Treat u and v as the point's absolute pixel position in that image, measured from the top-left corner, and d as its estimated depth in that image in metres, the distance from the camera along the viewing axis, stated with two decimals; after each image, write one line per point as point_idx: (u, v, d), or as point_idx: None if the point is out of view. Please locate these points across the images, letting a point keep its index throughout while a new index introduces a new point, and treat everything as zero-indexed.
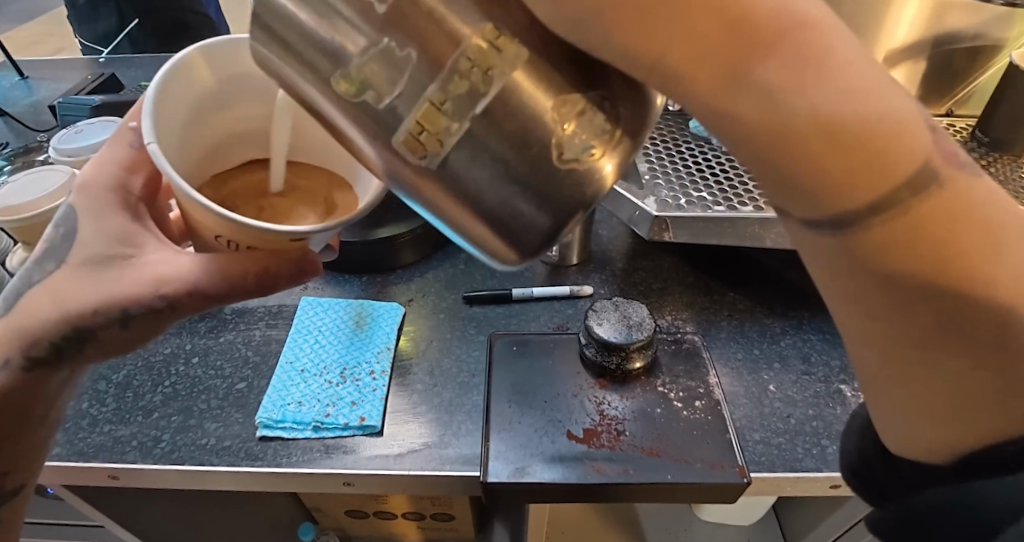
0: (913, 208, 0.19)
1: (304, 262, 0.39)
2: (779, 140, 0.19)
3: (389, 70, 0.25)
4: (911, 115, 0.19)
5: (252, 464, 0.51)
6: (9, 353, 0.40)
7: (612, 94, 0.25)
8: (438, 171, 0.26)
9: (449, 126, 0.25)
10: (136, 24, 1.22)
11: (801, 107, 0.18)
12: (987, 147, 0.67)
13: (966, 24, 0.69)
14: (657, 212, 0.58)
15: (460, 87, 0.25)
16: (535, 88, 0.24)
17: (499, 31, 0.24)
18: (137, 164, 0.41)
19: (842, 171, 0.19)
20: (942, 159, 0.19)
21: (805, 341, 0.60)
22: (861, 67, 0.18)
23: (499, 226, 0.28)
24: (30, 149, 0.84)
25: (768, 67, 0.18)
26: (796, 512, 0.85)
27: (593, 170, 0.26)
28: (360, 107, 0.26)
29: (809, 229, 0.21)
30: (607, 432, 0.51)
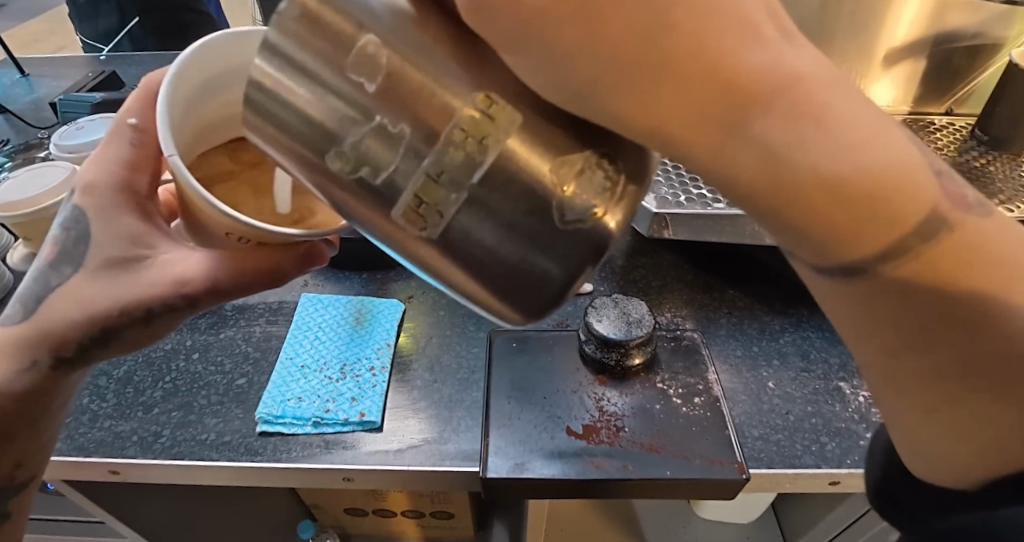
0: (923, 253, 0.20)
1: (311, 251, 0.40)
2: (784, 198, 0.19)
3: (383, 145, 0.24)
4: (913, 161, 0.19)
5: (251, 459, 0.51)
6: (36, 353, 0.40)
7: (612, 151, 0.25)
8: (442, 241, 0.26)
9: (447, 196, 0.25)
10: (136, 22, 1.22)
11: (802, 163, 0.18)
12: (987, 146, 0.67)
13: (967, 22, 0.69)
14: (657, 209, 0.58)
15: (455, 157, 0.24)
16: (531, 154, 0.24)
17: (491, 99, 0.23)
18: (139, 164, 0.41)
19: (848, 221, 0.19)
20: (950, 205, 0.20)
21: (804, 339, 0.60)
22: (859, 122, 0.18)
23: (508, 289, 0.26)
24: (31, 145, 0.84)
25: (768, 125, 0.18)
26: (795, 510, 0.85)
27: (598, 228, 0.25)
28: (355, 182, 0.25)
29: (819, 274, 0.22)
30: (606, 429, 0.52)
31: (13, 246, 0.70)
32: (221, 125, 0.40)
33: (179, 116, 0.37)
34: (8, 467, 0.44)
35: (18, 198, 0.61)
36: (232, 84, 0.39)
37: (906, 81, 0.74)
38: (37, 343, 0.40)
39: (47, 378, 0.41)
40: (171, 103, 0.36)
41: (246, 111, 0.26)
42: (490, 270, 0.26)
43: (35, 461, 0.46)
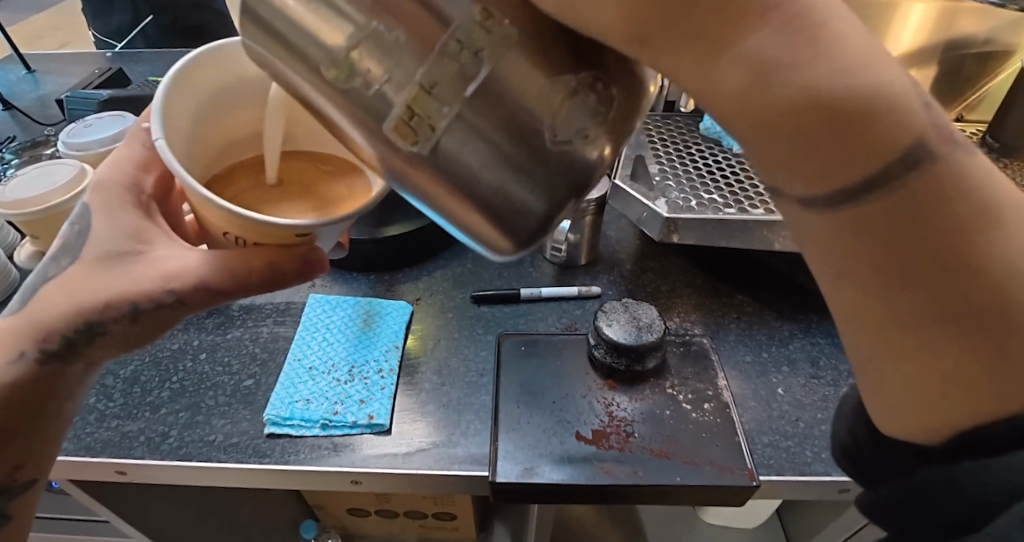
0: (906, 186, 0.19)
1: (309, 258, 0.38)
2: (769, 114, 0.19)
3: (379, 55, 0.24)
4: (906, 89, 0.19)
5: (260, 462, 0.50)
6: (24, 345, 0.40)
7: (603, 75, 0.25)
8: (431, 157, 0.25)
9: (439, 110, 0.24)
10: (151, 20, 1.22)
11: (795, 81, 0.18)
12: (998, 153, 0.67)
13: (977, 29, 0.69)
14: (668, 214, 0.58)
15: (448, 70, 0.24)
16: (525, 74, 0.24)
17: (488, 13, 0.23)
18: (149, 164, 0.42)
19: (835, 140, 0.19)
20: (937, 136, 0.19)
21: (813, 345, 0.59)
22: (852, 39, 0.18)
23: (492, 214, 0.27)
24: (38, 142, 0.84)
25: (756, 39, 0.19)
26: (797, 516, 0.85)
27: (583, 152, 0.26)
28: (346, 94, 0.25)
29: (804, 208, 0.21)
30: (615, 434, 0.51)
31: (19, 245, 0.70)
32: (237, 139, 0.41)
33: (182, 93, 0.36)
34: (7, 468, 0.43)
35: (26, 196, 0.60)
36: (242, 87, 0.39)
37: None
38: (26, 335, 0.40)
39: (35, 374, 0.40)
40: (178, 79, 0.35)
41: (243, 23, 0.26)
42: (479, 194, 0.26)
43: (47, 459, 0.45)
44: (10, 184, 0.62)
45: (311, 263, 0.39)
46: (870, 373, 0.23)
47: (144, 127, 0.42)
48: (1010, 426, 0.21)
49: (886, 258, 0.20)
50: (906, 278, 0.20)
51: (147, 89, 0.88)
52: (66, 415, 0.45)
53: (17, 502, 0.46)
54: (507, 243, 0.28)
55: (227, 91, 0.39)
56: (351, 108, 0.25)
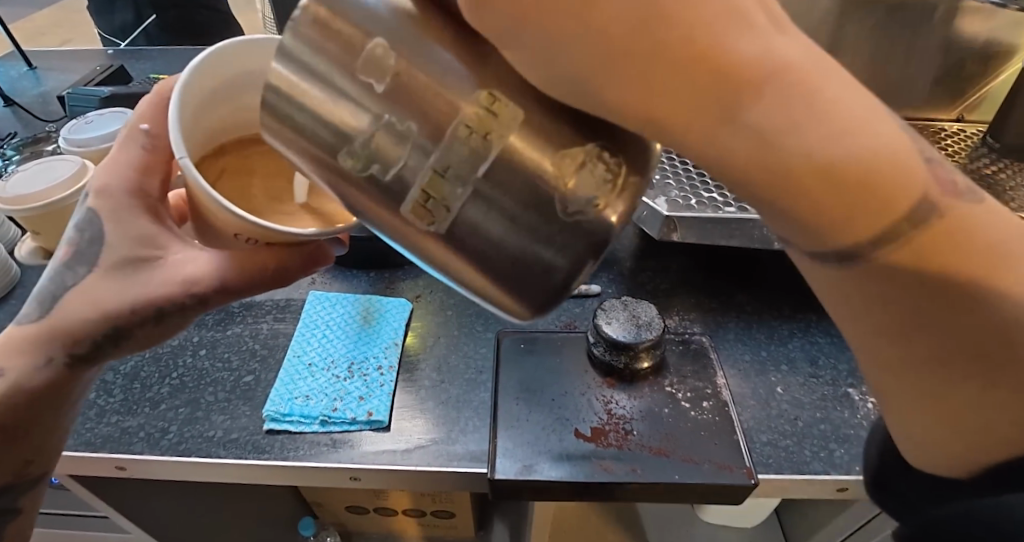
0: (914, 240, 0.18)
1: (315, 253, 0.39)
2: (776, 186, 0.18)
3: (392, 140, 0.24)
4: (905, 147, 0.18)
5: (258, 457, 0.51)
6: (51, 351, 0.40)
7: (614, 144, 0.24)
8: (447, 236, 0.25)
9: (453, 191, 0.24)
10: (153, 19, 1.22)
11: (797, 151, 0.17)
12: (999, 154, 0.66)
13: (977, 29, 0.69)
14: (668, 212, 0.58)
15: (460, 152, 0.24)
16: (531, 148, 0.23)
17: (494, 96, 0.23)
18: (150, 168, 0.41)
19: (840, 205, 0.18)
20: (940, 190, 0.19)
21: (812, 344, 0.59)
22: (850, 102, 0.17)
23: (505, 278, 0.26)
24: (39, 138, 0.84)
25: (759, 110, 0.17)
26: (796, 515, 0.86)
27: (600, 221, 0.25)
28: (366, 181, 0.25)
29: (816, 262, 0.20)
30: (614, 431, 0.51)
31: (20, 241, 0.70)
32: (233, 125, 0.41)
33: (193, 97, 0.36)
34: (19, 464, 0.44)
35: (27, 192, 0.60)
36: (242, 83, 0.39)
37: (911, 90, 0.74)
38: (49, 339, 0.40)
39: (62, 376, 0.41)
40: (189, 90, 0.36)
41: (264, 116, 0.26)
42: (492, 260, 0.25)
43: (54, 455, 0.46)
44: (12, 179, 0.63)
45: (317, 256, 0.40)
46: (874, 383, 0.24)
47: (143, 131, 0.40)
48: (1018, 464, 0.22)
49: (894, 283, 0.20)
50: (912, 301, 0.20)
51: (149, 85, 0.89)
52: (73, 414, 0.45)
53: (25, 496, 0.46)
54: (520, 305, 0.27)
55: (223, 89, 0.38)
56: (371, 195, 0.25)
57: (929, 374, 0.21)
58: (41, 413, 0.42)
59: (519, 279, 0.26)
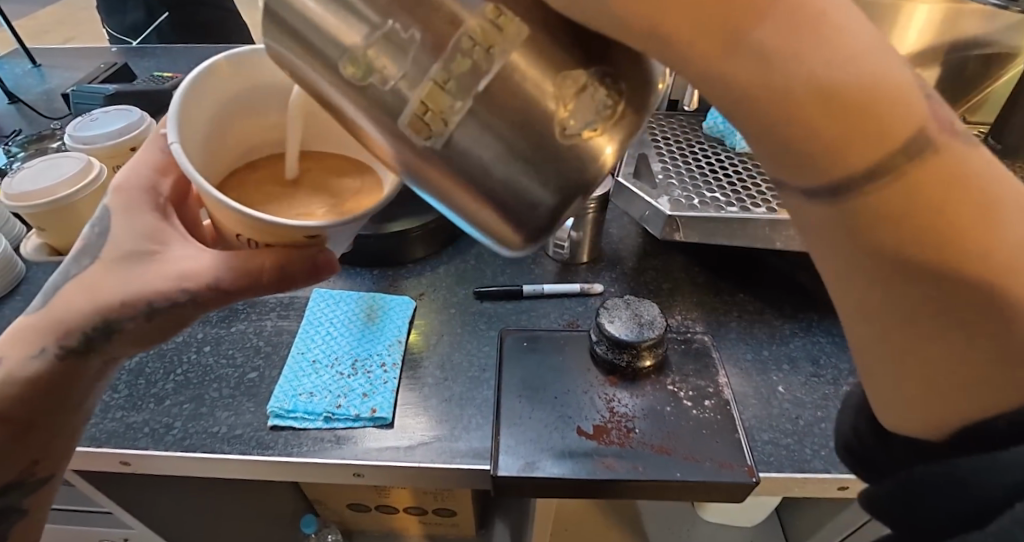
0: (908, 172, 0.19)
1: (319, 260, 0.38)
2: (775, 105, 0.19)
3: (392, 52, 0.25)
4: (906, 84, 0.19)
5: (262, 453, 0.51)
6: (45, 342, 0.40)
7: (613, 70, 0.25)
8: (443, 152, 0.26)
9: (452, 105, 0.25)
10: (164, 16, 1.22)
11: (799, 72, 0.18)
12: (1000, 155, 0.67)
13: (979, 30, 0.69)
14: (670, 211, 0.59)
15: (461, 67, 0.24)
16: (535, 72, 0.24)
17: (500, 11, 0.24)
18: (166, 168, 0.42)
19: (838, 130, 0.19)
20: (937, 126, 0.20)
21: (814, 343, 0.60)
22: (856, 31, 0.18)
23: (502, 207, 0.27)
24: (44, 136, 0.84)
25: (765, 30, 0.18)
26: (796, 515, 0.86)
27: (592, 148, 0.26)
28: (364, 91, 0.26)
29: (806, 199, 0.21)
30: (617, 429, 0.52)
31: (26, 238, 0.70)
32: (253, 147, 0.42)
33: (214, 87, 0.38)
34: (25, 462, 0.44)
35: (32, 189, 0.61)
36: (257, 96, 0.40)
37: None
38: (44, 332, 0.40)
39: (56, 368, 0.41)
40: (200, 81, 0.37)
41: (265, 24, 0.27)
42: (490, 187, 0.26)
43: (65, 450, 0.45)
44: (17, 176, 0.63)
45: (321, 266, 0.38)
46: (870, 368, 0.24)
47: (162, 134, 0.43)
48: (1006, 422, 0.22)
49: (884, 262, 0.20)
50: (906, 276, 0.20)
51: (154, 84, 0.89)
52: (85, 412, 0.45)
53: (30, 497, 0.46)
54: (517, 237, 0.28)
55: (245, 94, 0.40)
56: (368, 106, 0.26)
57: (928, 352, 0.22)
58: (40, 413, 0.42)
59: (513, 213, 0.27)
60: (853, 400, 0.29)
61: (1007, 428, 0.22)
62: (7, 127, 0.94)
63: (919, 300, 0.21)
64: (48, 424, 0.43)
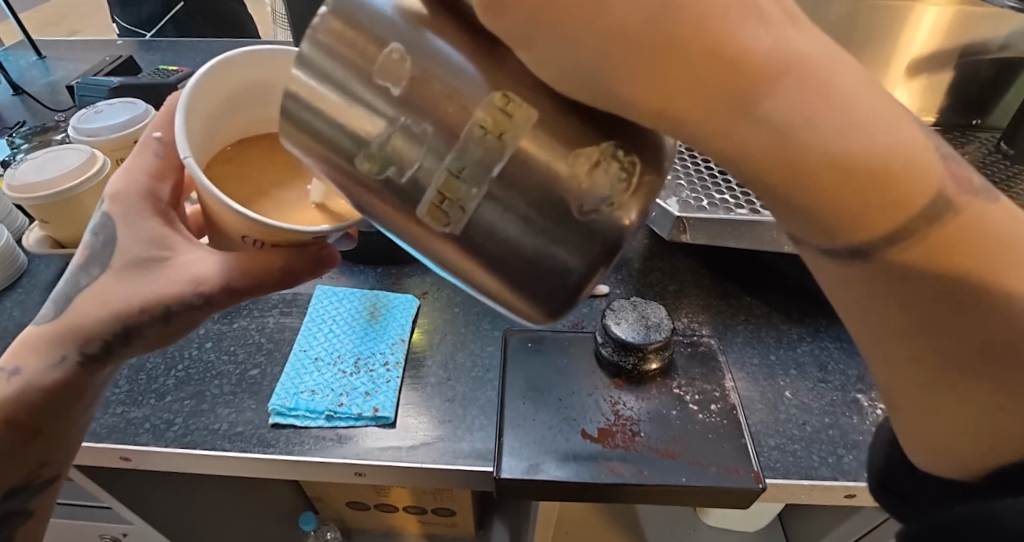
0: (930, 235, 0.19)
1: (321, 254, 0.39)
2: (793, 183, 0.19)
3: (408, 143, 0.24)
4: (917, 144, 0.19)
5: (263, 451, 0.50)
6: (66, 349, 0.39)
7: (628, 144, 0.24)
8: (463, 238, 0.25)
9: (468, 192, 0.25)
10: (177, 7, 1.22)
11: (814, 149, 0.18)
12: (1012, 160, 0.66)
13: (994, 33, 0.68)
14: (679, 213, 0.58)
15: (475, 153, 0.24)
16: (547, 154, 0.24)
17: (508, 97, 0.23)
18: (162, 172, 0.42)
19: (855, 200, 0.19)
20: (956, 188, 0.20)
21: (822, 349, 0.59)
22: (866, 98, 0.18)
23: (520, 279, 0.26)
24: (47, 129, 0.84)
25: (776, 104, 0.18)
26: (801, 521, 0.85)
27: (610, 227, 0.25)
28: (384, 184, 0.25)
29: (827, 258, 0.21)
30: (621, 433, 0.51)
31: (27, 229, 0.70)
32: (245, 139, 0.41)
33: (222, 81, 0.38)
34: (32, 467, 0.42)
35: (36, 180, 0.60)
36: (261, 92, 0.40)
37: (925, 95, 0.74)
38: (67, 339, 0.39)
39: (72, 376, 0.40)
40: (196, 94, 0.36)
41: (282, 122, 0.27)
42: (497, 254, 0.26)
43: (67, 455, 0.44)
44: (20, 167, 0.61)
45: (323, 259, 0.39)
46: (886, 391, 0.25)
47: (156, 139, 0.42)
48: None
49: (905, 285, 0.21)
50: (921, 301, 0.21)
51: (159, 77, 0.88)
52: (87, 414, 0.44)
53: (37, 499, 0.45)
54: (535, 309, 0.27)
55: (245, 95, 0.39)
56: (388, 196, 0.26)
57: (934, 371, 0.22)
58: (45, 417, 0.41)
59: (546, 291, 0.26)
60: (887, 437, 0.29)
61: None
62: (11, 118, 0.94)
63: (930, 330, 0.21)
64: (53, 430, 0.41)
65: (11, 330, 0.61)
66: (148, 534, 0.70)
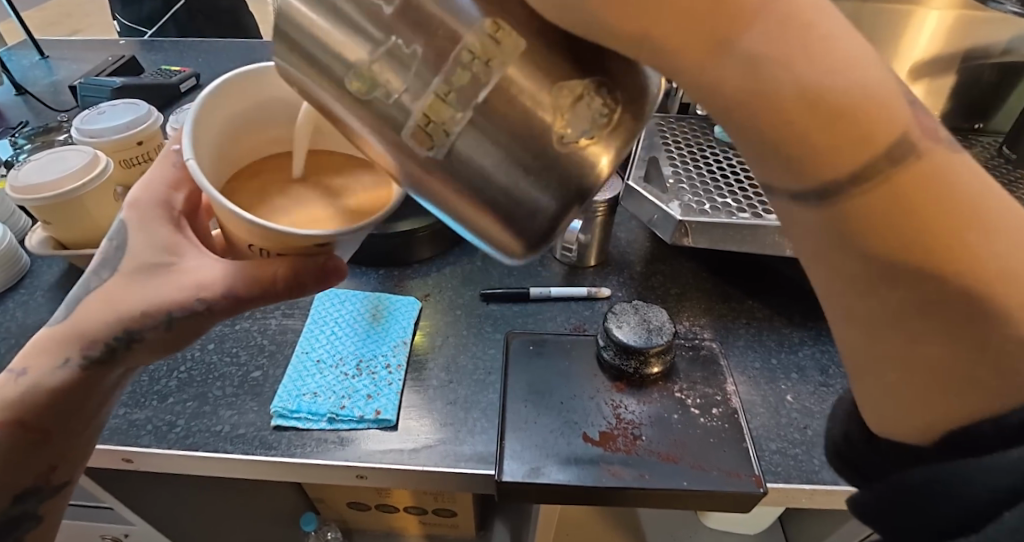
0: (891, 177, 0.20)
1: (327, 265, 0.38)
2: (766, 110, 0.20)
3: (395, 67, 0.25)
4: (887, 85, 0.20)
5: (265, 453, 0.50)
6: (69, 352, 0.39)
7: (609, 79, 0.25)
8: (445, 162, 0.26)
9: (453, 116, 0.25)
10: (179, 6, 1.21)
11: (787, 78, 0.19)
12: (1014, 165, 0.66)
13: (995, 38, 0.68)
14: (680, 217, 0.58)
15: (462, 79, 0.24)
16: (532, 83, 0.24)
17: (499, 26, 0.24)
18: (178, 182, 0.42)
19: (824, 137, 0.20)
20: (920, 133, 0.20)
21: (823, 353, 0.59)
22: (842, 38, 0.19)
23: (500, 213, 0.27)
24: (50, 129, 0.84)
25: (753, 37, 0.19)
26: (801, 524, 0.85)
27: (588, 157, 0.26)
28: (369, 104, 0.26)
29: (795, 203, 0.22)
30: (623, 436, 0.51)
31: (30, 230, 0.70)
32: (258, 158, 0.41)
33: (252, 87, 0.39)
34: (42, 469, 0.42)
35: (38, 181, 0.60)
36: (274, 109, 0.40)
37: (925, 99, 0.74)
38: (68, 341, 0.39)
39: (80, 377, 0.40)
40: (230, 86, 0.38)
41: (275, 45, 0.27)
42: (490, 195, 0.27)
43: (79, 457, 0.44)
44: (23, 168, 0.61)
45: (329, 271, 0.38)
46: (864, 372, 0.25)
47: (174, 151, 0.42)
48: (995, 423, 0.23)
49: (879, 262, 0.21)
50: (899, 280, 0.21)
51: (161, 79, 0.89)
52: (99, 416, 0.44)
53: (47, 503, 0.44)
54: (516, 244, 0.28)
55: (260, 110, 0.40)
56: (372, 122, 0.26)
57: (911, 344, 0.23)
58: (52, 419, 0.40)
59: (520, 217, 0.27)
60: (846, 402, 0.30)
61: (993, 434, 0.23)
62: (14, 119, 0.94)
63: (902, 301, 0.22)
64: (65, 431, 0.41)
65: (14, 330, 0.62)
66: (148, 534, 0.70)
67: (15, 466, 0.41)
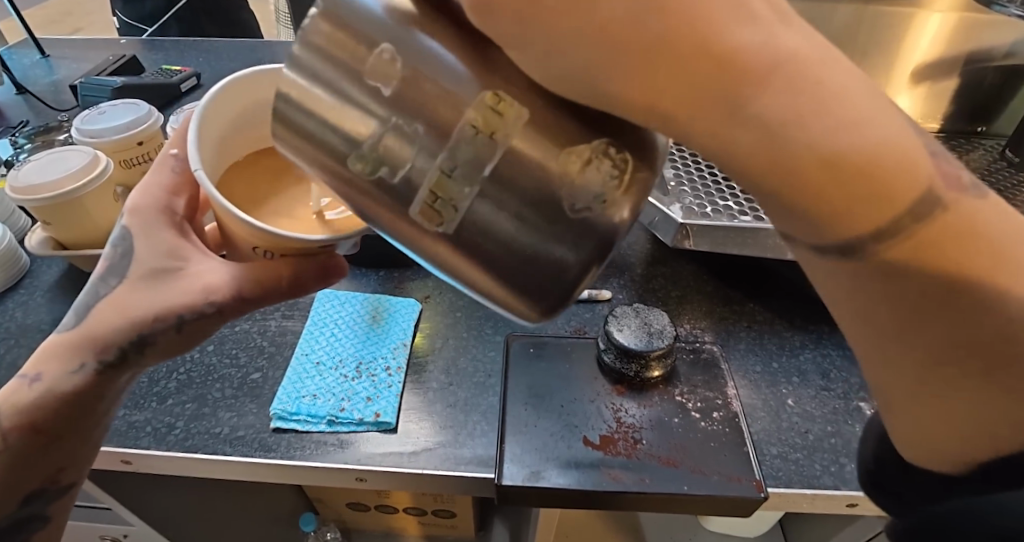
0: (915, 234, 0.20)
1: (329, 264, 0.38)
2: (780, 180, 0.19)
3: (401, 145, 0.24)
4: (907, 143, 0.19)
5: (264, 456, 0.50)
6: (84, 357, 0.39)
7: (619, 139, 0.24)
8: (456, 236, 0.25)
9: (461, 190, 0.25)
10: (179, 6, 1.22)
11: (802, 144, 0.18)
12: (1016, 168, 0.66)
13: (998, 40, 0.68)
14: (682, 219, 0.58)
15: (467, 152, 0.24)
16: (538, 151, 0.24)
17: (500, 96, 0.23)
18: (178, 187, 0.42)
19: (844, 199, 0.19)
20: (944, 184, 0.20)
21: (825, 357, 0.59)
22: (856, 99, 0.18)
23: (509, 273, 0.26)
24: (51, 128, 0.84)
25: (765, 102, 0.18)
26: (802, 527, 0.85)
27: (605, 218, 0.25)
28: (376, 184, 0.25)
29: (817, 255, 0.22)
30: (624, 440, 0.51)
31: (30, 230, 0.70)
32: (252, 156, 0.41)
33: (237, 95, 0.39)
34: (50, 471, 0.42)
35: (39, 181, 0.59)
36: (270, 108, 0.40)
37: (926, 102, 0.73)
38: (81, 346, 0.39)
39: (95, 382, 0.40)
40: (224, 94, 0.37)
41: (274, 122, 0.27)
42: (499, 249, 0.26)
43: (87, 461, 0.44)
44: (23, 168, 0.61)
45: (330, 269, 0.38)
46: (879, 390, 0.25)
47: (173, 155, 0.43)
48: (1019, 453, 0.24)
49: (893, 283, 0.21)
50: (908, 305, 0.21)
51: (162, 79, 0.88)
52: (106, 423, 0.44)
53: (54, 504, 0.44)
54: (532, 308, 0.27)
55: (257, 110, 0.40)
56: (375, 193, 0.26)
57: (933, 374, 0.23)
58: (65, 423, 0.40)
59: (536, 284, 0.26)
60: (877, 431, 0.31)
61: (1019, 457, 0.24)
62: (15, 117, 0.94)
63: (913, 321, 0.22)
64: (76, 431, 0.41)
65: (14, 330, 0.61)
66: (147, 534, 0.70)
67: (23, 467, 0.41)
